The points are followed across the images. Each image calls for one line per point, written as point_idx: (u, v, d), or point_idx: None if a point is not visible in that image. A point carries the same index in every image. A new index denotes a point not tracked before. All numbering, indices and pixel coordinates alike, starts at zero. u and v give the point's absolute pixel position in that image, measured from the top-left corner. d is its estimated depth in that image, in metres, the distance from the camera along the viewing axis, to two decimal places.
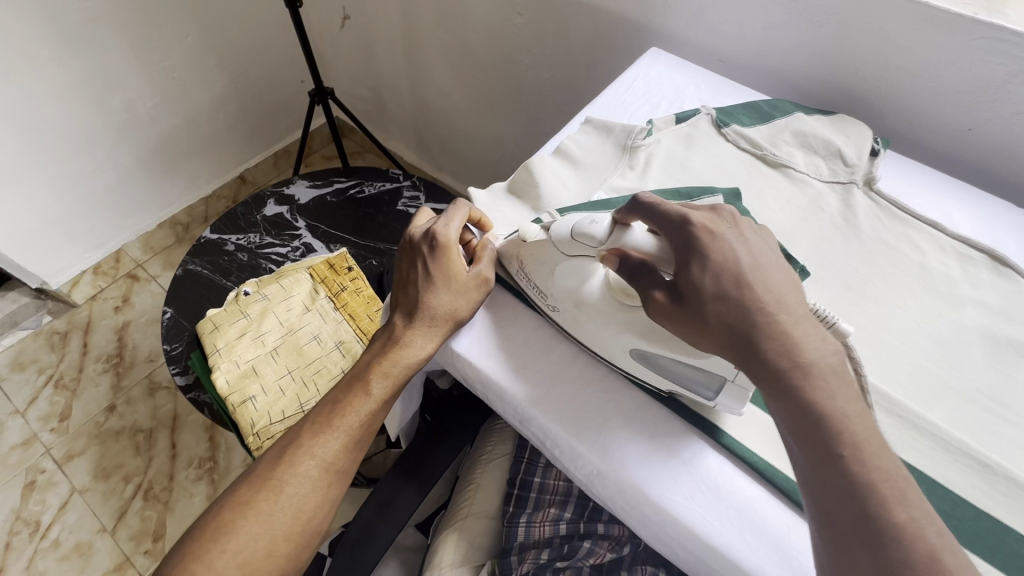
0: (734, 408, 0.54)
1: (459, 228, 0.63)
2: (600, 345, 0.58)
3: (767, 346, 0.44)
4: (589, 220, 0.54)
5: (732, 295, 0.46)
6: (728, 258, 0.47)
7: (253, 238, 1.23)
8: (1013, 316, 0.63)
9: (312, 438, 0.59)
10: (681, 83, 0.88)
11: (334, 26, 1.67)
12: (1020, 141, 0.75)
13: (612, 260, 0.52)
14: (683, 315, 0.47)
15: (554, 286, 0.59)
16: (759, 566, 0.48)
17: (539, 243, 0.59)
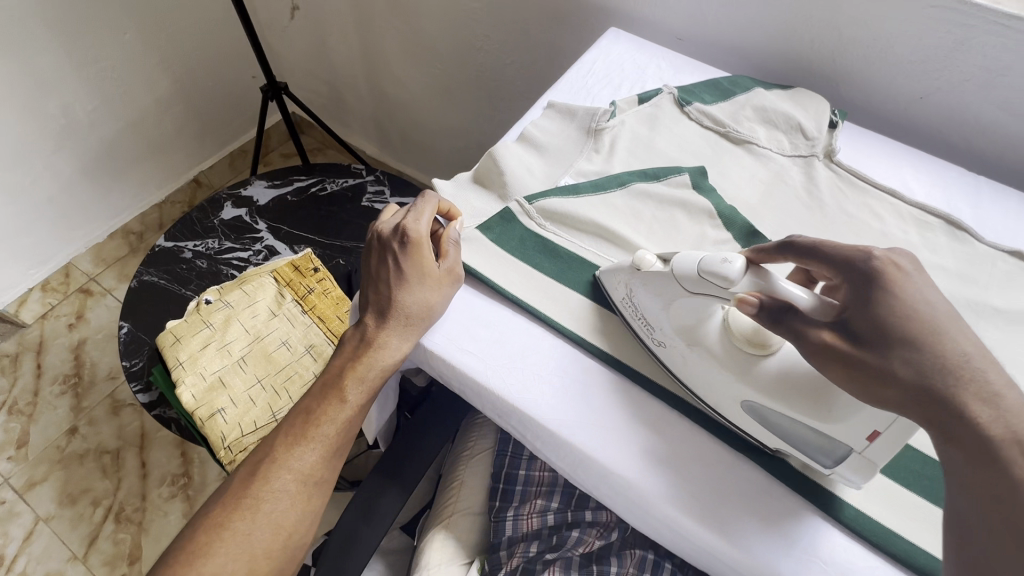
0: (854, 477, 0.48)
1: (429, 222, 0.62)
2: (705, 389, 0.54)
3: (965, 402, 0.39)
4: (721, 258, 0.48)
5: (926, 341, 0.41)
6: (915, 301, 0.42)
7: (211, 243, 1.18)
8: (969, 278, 0.65)
9: (287, 452, 0.57)
10: (642, 63, 0.87)
11: (284, 17, 1.60)
12: (969, 106, 0.77)
13: (750, 306, 0.47)
14: (859, 363, 0.42)
15: (669, 321, 0.54)
16: (725, 532, 0.50)
17: (657, 275, 0.54)
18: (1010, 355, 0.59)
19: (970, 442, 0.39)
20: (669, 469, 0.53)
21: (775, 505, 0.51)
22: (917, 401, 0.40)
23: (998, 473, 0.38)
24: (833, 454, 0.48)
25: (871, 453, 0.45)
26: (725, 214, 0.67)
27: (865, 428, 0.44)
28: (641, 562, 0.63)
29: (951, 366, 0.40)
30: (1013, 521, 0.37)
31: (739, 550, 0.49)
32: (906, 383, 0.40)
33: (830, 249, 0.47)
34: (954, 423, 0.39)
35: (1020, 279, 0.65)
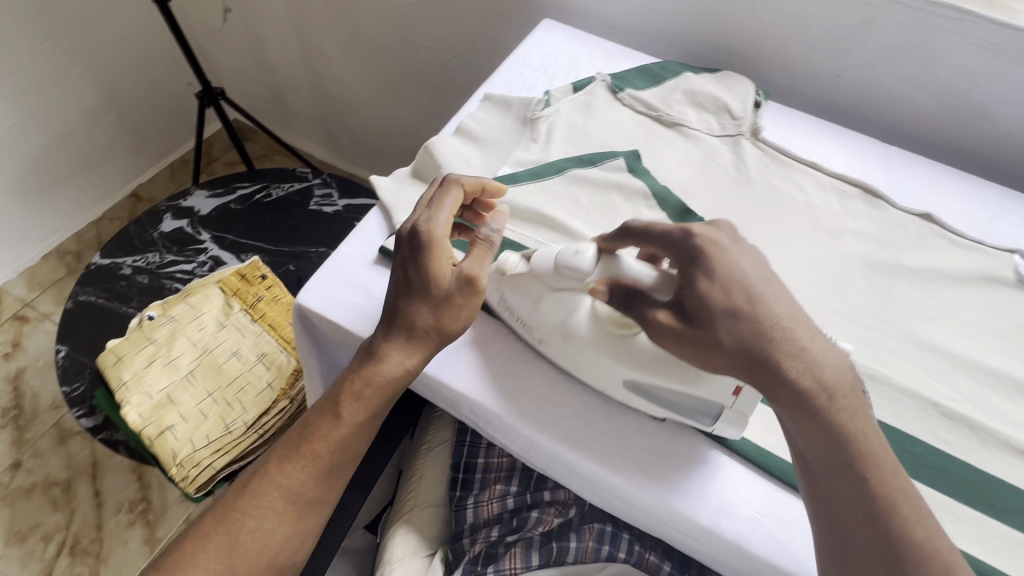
0: (732, 432, 0.53)
1: (446, 220, 0.55)
2: (590, 377, 0.56)
3: (778, 360, 0.46)
4: (573, 251, 0.52)
5: (746, 311, 0.47)
6: (734, 270, 0.48)
7: (152, 257, 1.13)
8: (885, 241, 0.69)
9: (276, 468, 0.53)
10: (576, 53, 0.89)
11: (216, 20, 1.56)
12: (879, 81, 0.82)
13: (602, 294, 0.52)
14: (694, 335, 0.47)
15: (537, 318, 0.56)
16: (654, 485, 0.53)
17: (521, 274, 0.56)
18: (921, 309, 0.64)
19: (793, 397, 0.45)
20: (602, 432, 0.55)
21: (683, 449, 0.55)
22: (744, 363, 0.46)
23: (816, 419, 0.45)
24: (711, 412, 0.53)
25: (740, 405, 0.51)
26: (658, 195, 0.70)
27: (730, 384, 0.49)
28: (599, 534, 0.65)
29: (763, 331, 0.46)
30: (840, 461, 0.44)
31: (671, 503, 0.52)
32: (733, 350, 0.46)
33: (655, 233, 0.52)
34: (778, 382, 0.45)
35: (929, 239, 0.70)
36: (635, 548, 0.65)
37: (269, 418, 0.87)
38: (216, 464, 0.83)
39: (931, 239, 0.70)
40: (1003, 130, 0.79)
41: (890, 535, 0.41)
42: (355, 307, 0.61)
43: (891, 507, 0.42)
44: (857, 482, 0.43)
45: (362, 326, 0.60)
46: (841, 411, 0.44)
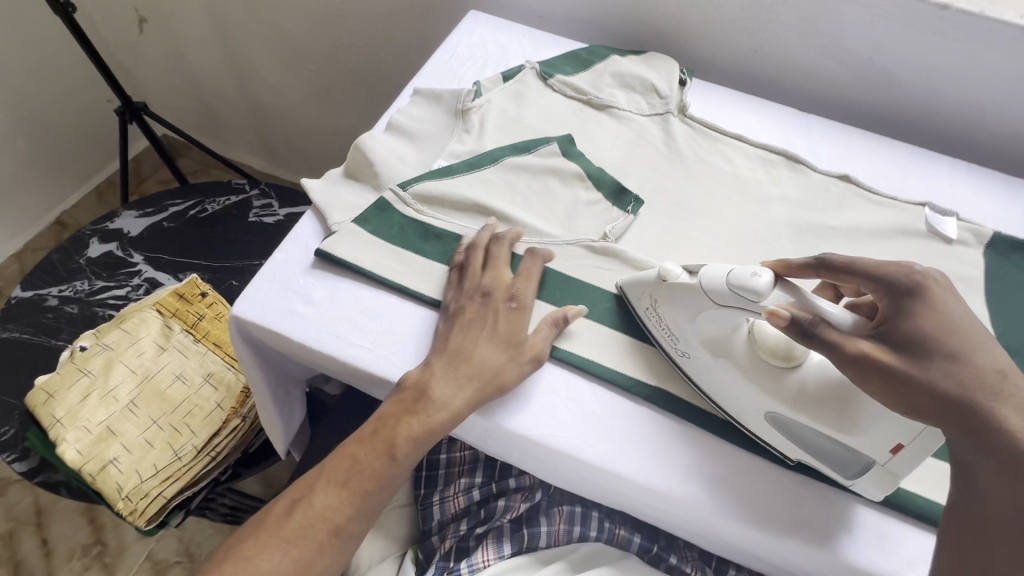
0: (874, 490, 0.50)
1: (533, 291, 0.61)
2: (727, 400, 0.54)
3: (997, 411, 0.39)
4: (752, 272, 0.48)
5: (965, 355, 0.41)
6: (958, 316, 0.43)
7: (80, 285, 1.06)
8: (809, 204, 0.73)
9: (324, 496, 0.52)
10: (504, 43, 0.89)
11: (131, 30, 1.47)
12: (793, 54, 0.86)
13: (782, 320, 0.46)
14: (895, 373, 0.42)
15: (691, 333, 0.54)
16: (609, 461, 0.54)
17: (682, 288, 0.53)
18: None
19: (1007, 455, 0.38)
20: (582, 424, 0.55)
21: (649, 430, 0.56)
22: (944, 410, 0.40)
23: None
24: (855, 467, 0.50)
25: (893, 464, 0.47)
26: (594, 176, 0.71)
27: (890, 441, 0.46)
28: (569, 516, 0.65)
29: (986, 382, 0.40)
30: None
31: (636, 474, 0.53)
32: (943, 394, 0.40)
33: (877, 266, 0.46)
34: (989, 431, 0.39)
35: (849, 199, 0.74)
36: (605, 526, 0.65)
37: (220, 440, 0.83)
38: (166, 493, 0.78)
39: (850, 199, 0.74)
40: (909, 92, 0.85)
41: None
42: (294, 313, 0.59)
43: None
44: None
45: (302, 332, 0.58)
46: None
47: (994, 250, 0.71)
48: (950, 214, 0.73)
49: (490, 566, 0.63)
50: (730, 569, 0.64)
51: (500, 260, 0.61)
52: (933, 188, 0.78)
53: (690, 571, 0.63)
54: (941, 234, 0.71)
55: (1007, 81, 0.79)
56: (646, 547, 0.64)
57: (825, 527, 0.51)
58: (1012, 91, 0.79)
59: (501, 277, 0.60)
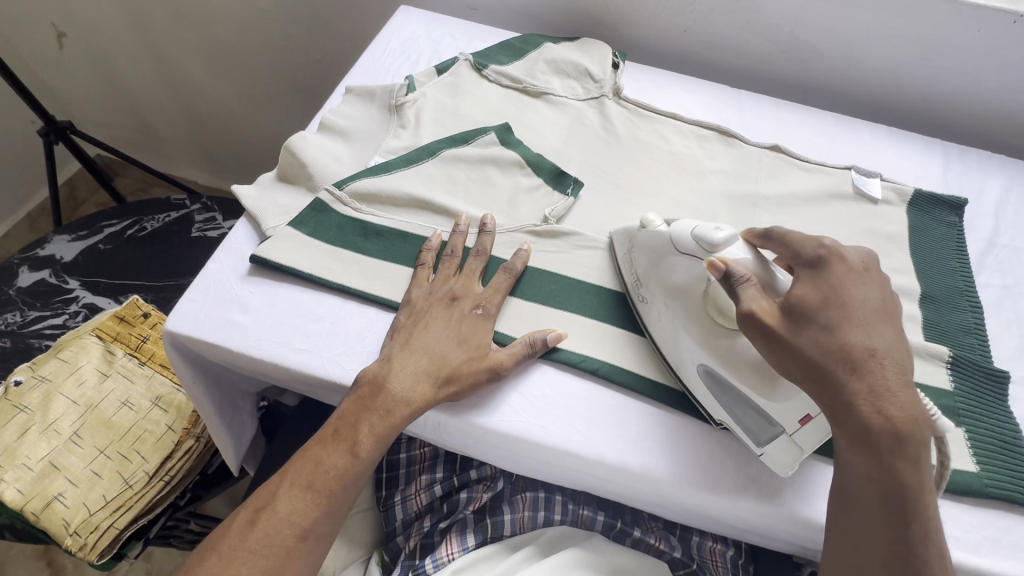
0: (782, 462, 0.51)
1: (502, 297, 0.60)
2: (669, 350, 0.56)
3: (855, 390, 0.44)
4: (714, 226, 0.53)
5: (840, 328, 0.45)
6: (850, 294, 0.47)
7: (11, 317, 1.00)
8: (743, 175, 0.75)
9: (286, 499, 0.50)
10: (437, 36, 0.89)
11: (49, 46, 1.40)
12: (719, 32, 0.89)
13: (716, 271, 0.49)
14: (777, 335, 0.46)
15: (653, 278, 0.57)
16: (568, 441, 0.54)
17: (655, 235, 0.58)
18: (783, 231, 0.69)
19: (859, 432, 0.44)
20: (542, 410, 0.56)
21: (605, 406, 0.56)
22: (816, 382, 0.45)
23: (875, 455, 0.43)
24: (767, 434, 0.51)
25: (800, 438, 0.49)
26: (532, 162, 0.71)
27: (800, 410, 0.48)
28: (532, 502, 0.65)
29: (852, 361, 0.44)
30: (884, 498, 0.43)
31: (592, 450, 0.54)
32: (812, 364, 0.45)
33: (801, 246, 0.51)
34: (846, 410, 0.44)
35: (780, 167, 0.76)
36: (569, 508, 0.65)
37: (174, 463, 0.81)
38: (118, 524, 0.74)
39: (781, 168, 0.76)
40: (831, 63, 0.88)
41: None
42: (232, 323, 0.58)
43: (923, 552, 0.42)
44: (899, 524, 0.43)
45: (242, 341, 0.57)
46: (903, 458, 0.43)
47: (916, 206, 0.74)
48: (874, 175, 0.76)
49: (456, 560, 0.62)
50: (694, 535, 0.65)
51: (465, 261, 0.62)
52: (857, 151, 0.81)
53: (655, 542, 0.64)
54: (866, 195, 0.74)
55: (917, 46, 0.83)
56: (610, 523, 0.64)
57: (772, 484, 0.53)
58: (923, 55, 0.84)
59: (466, 280, 0.60)
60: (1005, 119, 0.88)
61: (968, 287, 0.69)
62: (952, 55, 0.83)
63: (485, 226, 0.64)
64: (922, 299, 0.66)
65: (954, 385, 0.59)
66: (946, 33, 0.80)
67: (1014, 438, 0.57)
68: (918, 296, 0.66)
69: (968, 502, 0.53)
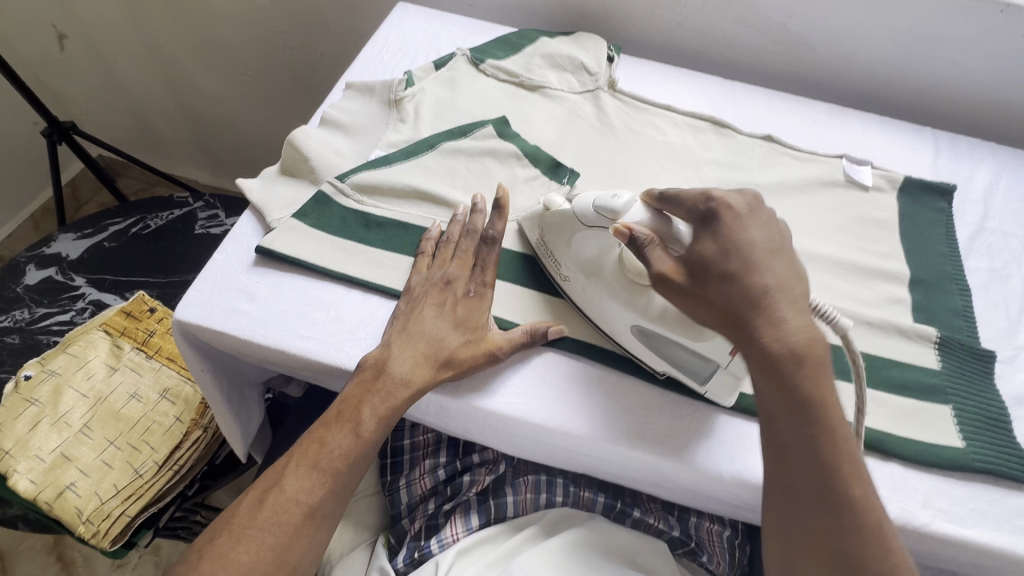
0: (723, 395, 0.55)
1: (492, 277, 0.61)
2: (603, 319, 0.58)
3: (757, 324, 0.45)
4: (612, 194, 0.55)
5: (738, 274, 0.47)
6: (739, 238, 0.48)
7: (19, 314, 1.01)
8: (737, 164, 0.76)
9: (292, 476, 0.52)
10: (434, 32, 0.90)
11: (50, 47, 1.41)
12: (713, 26, 0.90)
13: (623, 234, 0.50)
14: (684, 289, 0.48)
15: (569, 254, 0.59)
16: (567, 423, 0.56)
17: (561, 214, 0.60)
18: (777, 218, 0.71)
19: (762, 361, 0.45)
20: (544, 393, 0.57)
21: (603, 389, 0.58)
22: (727, 323, 0.47)
23: (779, 381, 0.45)
24: (706, 373, 0.55)
25: (735, 369, 0.53)
26: (530, 154, 0.73)
27: (726, 346, 0.51)
28: (534, 484, 0.67)
29: (753, 298, 0.46)
30: (798, 419, 0.45)
31: (592, 432, 0.56)
32: (721, 309, 0.47)
33: (682, 192, 0.53)
34: (752, 343, 0.46)
35: (773, 156, 0.78)
36: (570, 490, 0.67)
37: (182, 452, 0.82)
38: (130, 511, 0.76)
39: (775, 157, 0.78)
40: (824, 54, 0.89)
41: (832, 495, 0.43)
42: (239, 312, 0.59)
43: (836, 466, 0.44)
44: (809, 438, 0.44)
45: (249, 329, 0.58)
46: (805, 374, 0.45)
47: (906, 193, 0.76)
48: (865, 164, 0.78)
49: (461, 540, 0.64)
50: (692, 515, 0.67)
51: (450, 245, 0.63)
52: (849, 140, 0.83)
53: (654, 521, 0.66)
54: (858, 182, 0.76)
55: (907, 37, 0.84)
56: (610, 504, 0.66)
57: (764, 459, 0.55)
58: (912, 46, 0.85)
59: (456, 263, 0.61)
60: (993, 108, 0.89)
61: (957, 271, 0.70)
62: (941, 45, 0.84)
63: (479, 204, 0.64)
64: (911, 283, 0.68)
65: (941, 364, 0.61)
66: (935, 24, 0.82)
67: (1001, 415, 0.59)
68: (907, 279, 0.68)
69: (955, 476, 0.55)
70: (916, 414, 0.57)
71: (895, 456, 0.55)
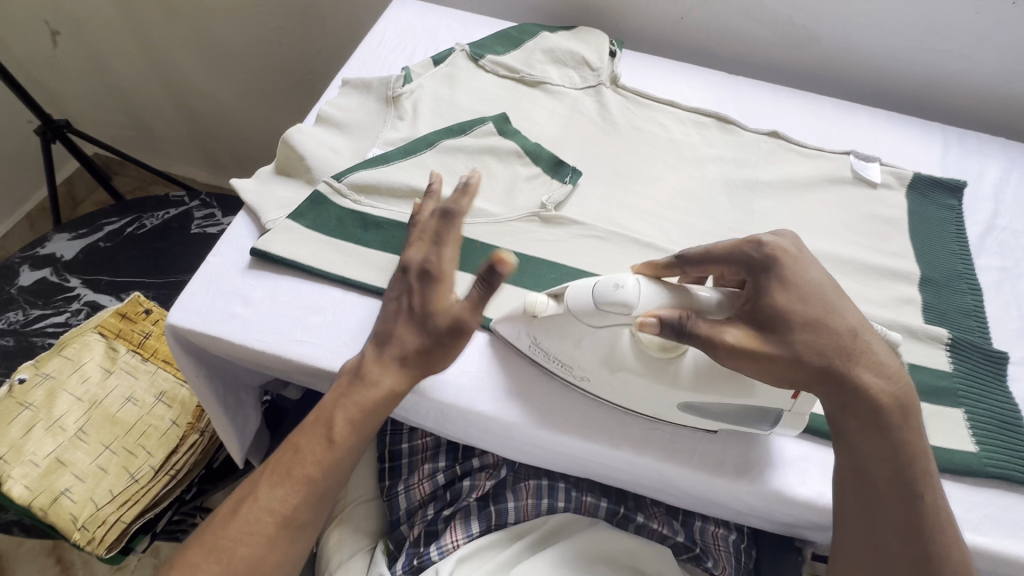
0: (788, 431, 0.53)
1: (454, 253, 0.54)
2: (638, 403, 0.54)
3: (859, 375, 0.46)
4: (612, 285, 0.48)
5: (825, 322, 0.47)
6: (810, 284, 0.48)
7: (14, 316, 1.00)
8: (742, 161, 0.75)
9: (266, 488, 0.51)
10: (432, 27, 0.88)
11: (43, 44, 1.39)
12: (717, 19, 0.88)
13: (652, 327, 0.46)
14: (763, 353, 0.46)
15: (580, 356, 0.52)
16: (570, 428, 0.55)
17: (552, 317, 0.51)
18: (783, 217, 0.69)
19: (866, 414, 0.47)
20: (539, 394, 0.56)
21: (606, 394, 0.57)
22: (817, 378, 0.46)
23: (883, 434, 0.47)
24: (769, 417, 0.53)
25: (798, 407, 0.51)
26: (531, 152, 0.71)
27: (788, 391, 0.50)
28: (536, 490, 0.66)
29: (843, 345, 0.47)
30: (897, 475, 0.46)
31: (597, 440, 0.54)
32: (812, 365, 0.46)
33: (714, 251, 0.51)
34: (852, 394, 0.46)
35: (779, 153, 0.76)
36: (572, 495, 0.66)
37: (178, 457, 0.81)
38: (125, 518, 0.75)
39: (781, 153, 0.76)
40: (831, 47, 0.88)
41: (930, 552, 0.45)
42: (234, 316, 0.58)
43: (936, 525, 0.45)
44: (909, 498, 0.46)
45: (245, 334, 0.57)
46: (909, 427, 0.47)
47: (915, 189, 0.74)
48: (873, 160, 0.76)
49: (460, 547, 0.63)
50: (697, 519, 0.66)
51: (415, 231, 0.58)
52: (856, 136, 0.81)
53: (659, 527, 0.64)
54: (866, 179, 0.74)
55: (916, 30, 0.82)
56: (613, 509, 0.65)
57: (769, 464, 0.54)
58: (921, 39, 0.83)
59: (415, 249, 0.56)
60: (1002, 102, 0.88)
61: (967, 270, 0.69)
62: (950, 38, 0.82)
63: (433, 184, 0.60)
64: (921, 282, 0.66)
65: (953, 366, 0.60)
66: (944, 16, 0.80)
67: (1014, 418, 0.57)
68: (917, 279, 0.66)
69: (968, 481, 0.53)
70: (927, 418, 0.56)
71: None
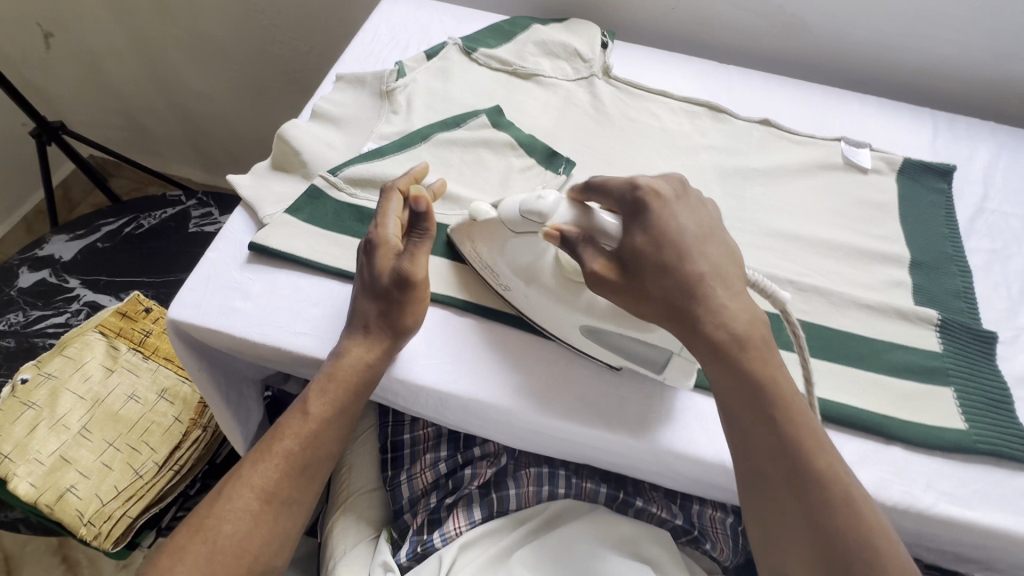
0: (681, 378, 0.55)
1: (395, 224, 0.57)
2: (551, 324, 0.58)
3: (697, 311, 0.47)
4: (535, 196, 0.53)
5: (676, 266, 0.48)
6: (671, 226, 0.49)
7: (14, 317, 1.00)
8: (735, 149, 0.75)
9: (249, 466, 0.52)
10: (425, 22, 0.89)
11: (36, 46, 1.39)
12: (708, 9, 0.89)
13: (554, 239, 0.51)
14: (619, 285, 0.49)
15: (506, 262, 0.57)
16: (568, 412, 0.56)
17: (489, 222, 0.57)
18: (775, 203, 0.70)
19: (710, 347, 0.47)
20: (536, 379, 0.57)
21: (605, 380, 0.58)
22: (668, 316, 0.48)
23: (730, 368, 0.47)
24: (660, 360, 0.54)
25: (688, 353, 0.52)
26: (524, 143, 0.72)
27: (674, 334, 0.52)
28: (536, 477, 0.67)
29: (686, 285, 0.48)
30: (753, 405, 0.47)
31: (596, 424, 0.55)
32: (658, 302, 0.48)
33: (608, 182, 0.52)
34: (693, 330, 0.48)
35: (770, 140, 0.77)
36: (572, 481, 0.67)
37: (182, 453, 0.81)
38: (130, 513, 0.76)
39: (772, 141, 0.77)
40: (822, 35, 0.88)
41: (799, 465, 0.45)
42: (234, 310, 0.59)
43: (803, 450, 0.45)
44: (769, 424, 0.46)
45: (245, 327, 0.58)
46: (753, 355, 0.47)
47: (905, 174, 0.75)
48: (864, 146, 0.77)
49: (463, 534, 0.64)
50: (695, 503, 0.67)
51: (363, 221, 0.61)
52: (847, 122, 0.82)
53: (657, 511, 0.65)
54: (857, 165, 0.75)
55: (905, 16, 0.83)
56: (612, 494, 0.66)
57: None
58: (911, 25, 0.84)
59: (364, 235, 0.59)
60: (992, 87, 0.89)
61: (957, 252, 0.70)
62: (939, 23, 0.83)
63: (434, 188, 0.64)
64: (912, 265, 0.67)
65: (943, 347, 0.61)
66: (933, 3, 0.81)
67: (1003, 396, 0.58)
68: (907, 262, 0.67)
69: (957, 458, 0.54)
70: (919, 397, 0.57)
71: (898, 440, 0.55)
